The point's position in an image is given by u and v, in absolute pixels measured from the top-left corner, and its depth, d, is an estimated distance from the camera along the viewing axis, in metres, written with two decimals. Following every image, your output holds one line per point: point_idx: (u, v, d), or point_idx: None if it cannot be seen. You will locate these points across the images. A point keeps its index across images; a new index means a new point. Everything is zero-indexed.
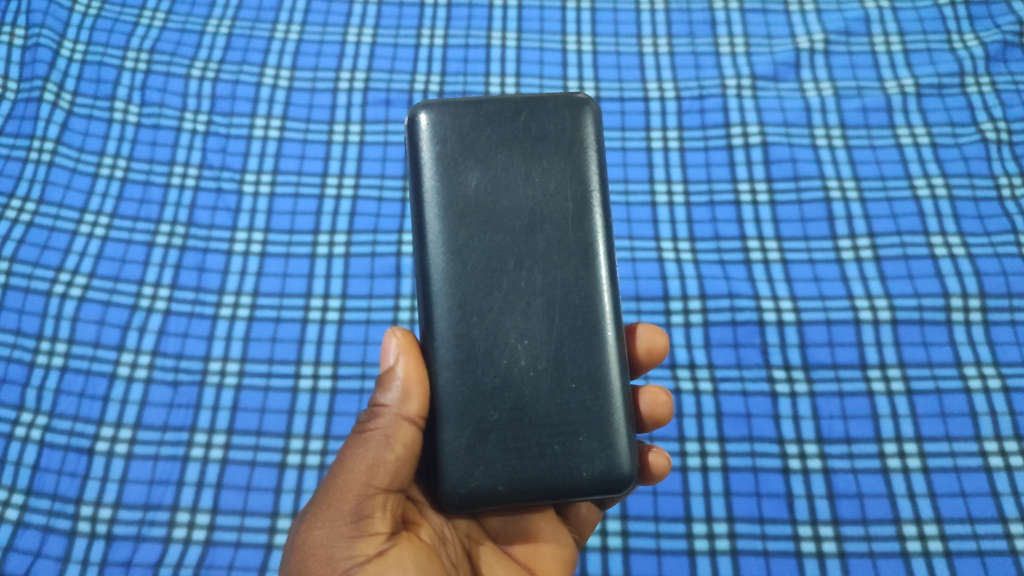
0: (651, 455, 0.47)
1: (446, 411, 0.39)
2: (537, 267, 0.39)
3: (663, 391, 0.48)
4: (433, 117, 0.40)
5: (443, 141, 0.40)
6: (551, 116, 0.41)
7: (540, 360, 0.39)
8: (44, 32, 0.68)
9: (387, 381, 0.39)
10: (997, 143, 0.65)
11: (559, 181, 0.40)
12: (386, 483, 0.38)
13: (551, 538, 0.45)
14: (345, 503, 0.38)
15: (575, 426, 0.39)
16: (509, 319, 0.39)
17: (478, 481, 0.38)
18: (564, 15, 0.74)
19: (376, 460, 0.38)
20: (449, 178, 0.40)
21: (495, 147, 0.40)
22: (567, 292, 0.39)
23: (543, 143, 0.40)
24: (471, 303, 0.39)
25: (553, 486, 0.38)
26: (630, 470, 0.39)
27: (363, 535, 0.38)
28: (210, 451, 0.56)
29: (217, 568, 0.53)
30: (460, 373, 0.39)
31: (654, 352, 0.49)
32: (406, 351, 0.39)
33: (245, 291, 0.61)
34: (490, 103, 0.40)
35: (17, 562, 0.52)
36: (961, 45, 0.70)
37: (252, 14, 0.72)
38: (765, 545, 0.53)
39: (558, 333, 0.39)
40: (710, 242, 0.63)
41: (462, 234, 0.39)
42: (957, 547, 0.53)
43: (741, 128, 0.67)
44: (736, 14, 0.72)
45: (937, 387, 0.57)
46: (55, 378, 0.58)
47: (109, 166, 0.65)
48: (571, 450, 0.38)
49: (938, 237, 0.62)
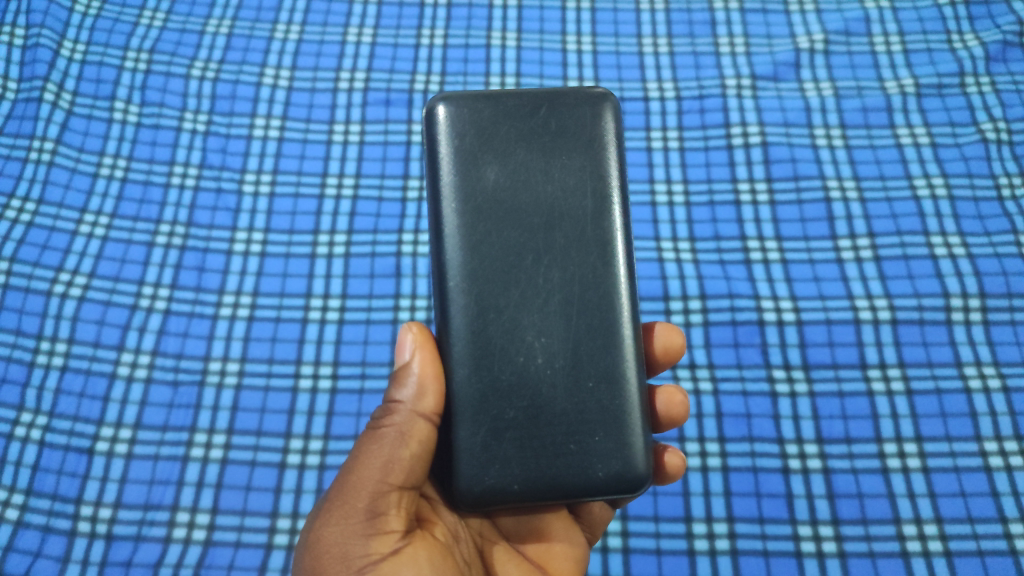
0: (667, 455, 0.47)
1: (462, 409, 0.39)
2: (555, 264, 0.39)
3: (678, 391, 0.49)
4: (451, 110, 0.40)
5: (462, 135, 0.40)
6: (570, 112, 0.41)
7: (557, 358, 0.39)
8: (44, 32, 0.68)
9: (403, 377, 0.39)
10: (996, 143, 0.66)
11: (579, 177, 0.40)
12: (401, 480, 0.38)
13: (563, 537, 0.45)
14: (360, 500, 0.38)
15: (592, 425, 0.39)
16: (526, 317, 0.39)
17: (494, 479, 0.38)
18: (564, 15, 0.74)
19: (391, 457, 0.38)
20: (467, 172, 0.40)
21: (514, 142, 0.40)
22: (586, 289, 0.40)
23: (563, 138, 0.40)
24: (488, 299, 0.39)
25: (569, 485, 0.38)
26: (645, 471, 0.39)
27: (378, 533, 0.38)
28: (210, 451, 0.56)
29: (218, 568, 0.53)
30: (476, 370, 0.39)
31: (670, 351, 0.50)
32: (423, 347, 0.39)
33: (245, 291, 0.61)
34: (509, 97, 0.40)
35: (16, 562, 0.52)
36: (961, 45, 0.70)
37: (252, 14, 0.72)
38: (765, 545, 0.54)
39: (575, 330, 0.39)
40: (711, 242, 0.63)
41: (479, 229, 0.39)
42: (956, 547, 0.53)
43: (741, 128, 0.68)
44: (736, 14, 0.73)
45: (937, 387, 0.58)
46: (55, 377, 0.57)
47: (109, 166, 0.65)
48: (587, 449, 0.38)
49: (938, 237, 0.63)
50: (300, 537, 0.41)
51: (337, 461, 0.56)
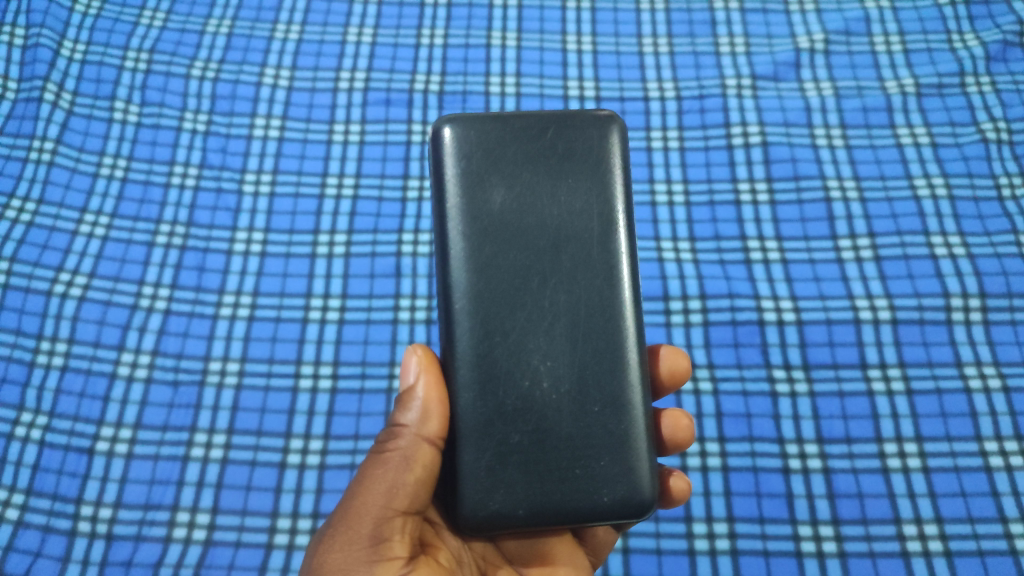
0: (672, 480, 0.48)
1: (467, 433, 0.39)
2: (561, 286, 0.40)
3: (685, 415, 0.49)
4: (458, 131, 0.40)
5: (469, 156, 0.40)
6: (578, 134, 0.41)
7: (563, 382, 0.39)
8: (44, 32, 0.68)
9: (407, 400, 0.39)
10: (997, 143, 0.66)
11: (585, 200, 0.40)
12: (405, 505, 0.39)
13: (568, 561, 0.45)
14: (364, 526, 0.38)
15: (597, 450, 0.39)
16: (532, 340, 0.39)
17: (498, 504, 0.38)
18: (564, 15, 0.73)
19: (395, 482, 0.38)
20: (474, 194, 0.40)
21: (521, 164, 0.40)
22: (592, 313, 0.40)
23: (570, 160, 0.40)
24: (494, 322, 0.39)
25: (574, 510, 0.38)
26: (650, 495, 0.39)
27: (381, 559, 0.38)
28: (210, 451, 0.56)
29: (218, 568, 0.53)
30: (481, 394, 0.39)
31: (677, 374, 0.50)
32: (427, 370, 0.39)
33: (245, 290, 0.61)
34: (517, 118, 0.40)
35: (17, 562, 0.52)
36: (961, 45, 0.70)
37: (252, 13, 0.72)
38: (765, 544, 0.54)
39: (581, 354, 0.39)
40: (711, 242, 0.63)
41: (486, 252, 0.39)
42: (956, 547, 0.53)
43: (741, 128, 0.67)
44: (736, 14, 0.72)
45: (937, 387, 0.58)
46: (55, 378, 0.58)
47: (109, 166, 0.65)
48: (592, 474, 0.39)
49: (938, 238, 0.63)
50: (304, 558, 0.41)
51: (338, 460, 0.56)
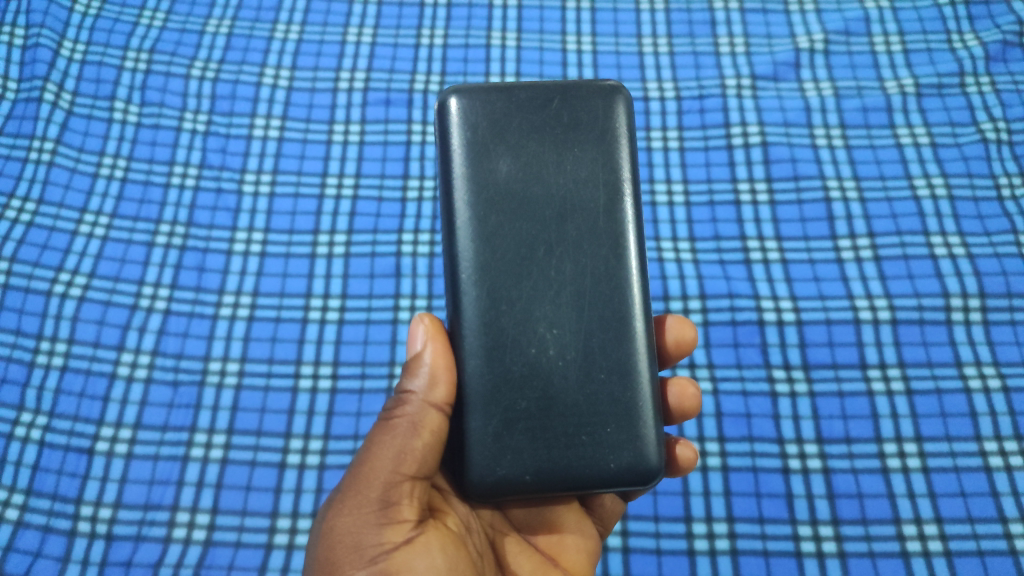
0: (678, 448, 0.48)
1: (473, 400, 0.39)
2: (567, 256, 0.40)
3: (691, 384, 0.49)
4: (463, 103, 0.40)
5: (475, 127, 0.40)
6: (582, 105, 0.41)
7: (569, 349, 0.39)
8: (44, 32, 0.68)
9: (415, 367, 0.39)
10: (997, 143, 0.66)
11: (591, 170, 0.40)
12: (414, 470, 0.38)
13: (575, 529, 0.46)
14: (373, 490, 0.38)
15: (603, 417, 0.39)
16: (538, 308, 0.39)
17: (506, 470, 0.38)
18: (564, 15, 0.74)
19: (404, 448, 0.38)
20: (479, 164, 0.40)
21: (527, 135, 0.40)
22: (597, 281, 0.40)
23: (575, 131, 0.41)
24: (501, 291, 0.39)
25: (581, 476, 0.38)
26: (656, 463, 0.39)
27: (391, 522, 0.38)
28: (210, 451, 0.56)
29: (218, 568, 0.53)
30: (487, 362, 0.39)
31: (682, 344, 0.50)
32: (434, 338, 0.39)
33: (245, 291, 0.61)
34: (522, 90, 0.41)
35: (17, 562, 0.52)
36: (961, 45, 0.71)
37: (252, 14, 0.72)
38: (765, 545, 0.54)
39: (586, 322, 0.39)
40: (710, 242, 0.63)
41: (492, 221, 0.40)
42: (956, 548, 0.53)
43: (741, 128, 0.68)
44: (736, 15, 0.73)
45: (937, 387, 0.58)
46: (55, 378, 0.57)
47: (109, 166, 0.65)
48: (599, 441, 0.39)
49: (938, 237, 0.63)
50: (312, 528, 0.41)
51: (337, 460, 0.56)
